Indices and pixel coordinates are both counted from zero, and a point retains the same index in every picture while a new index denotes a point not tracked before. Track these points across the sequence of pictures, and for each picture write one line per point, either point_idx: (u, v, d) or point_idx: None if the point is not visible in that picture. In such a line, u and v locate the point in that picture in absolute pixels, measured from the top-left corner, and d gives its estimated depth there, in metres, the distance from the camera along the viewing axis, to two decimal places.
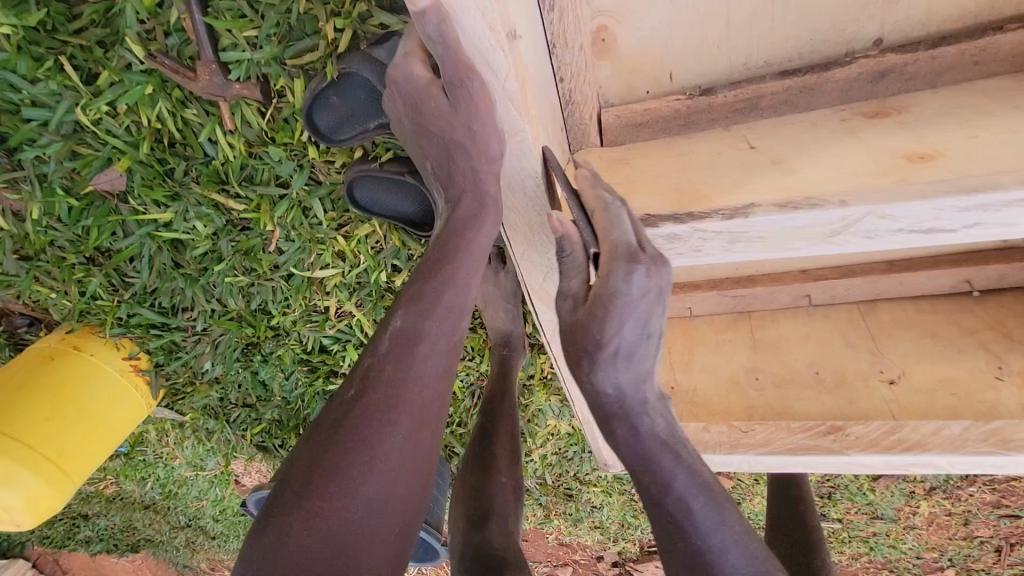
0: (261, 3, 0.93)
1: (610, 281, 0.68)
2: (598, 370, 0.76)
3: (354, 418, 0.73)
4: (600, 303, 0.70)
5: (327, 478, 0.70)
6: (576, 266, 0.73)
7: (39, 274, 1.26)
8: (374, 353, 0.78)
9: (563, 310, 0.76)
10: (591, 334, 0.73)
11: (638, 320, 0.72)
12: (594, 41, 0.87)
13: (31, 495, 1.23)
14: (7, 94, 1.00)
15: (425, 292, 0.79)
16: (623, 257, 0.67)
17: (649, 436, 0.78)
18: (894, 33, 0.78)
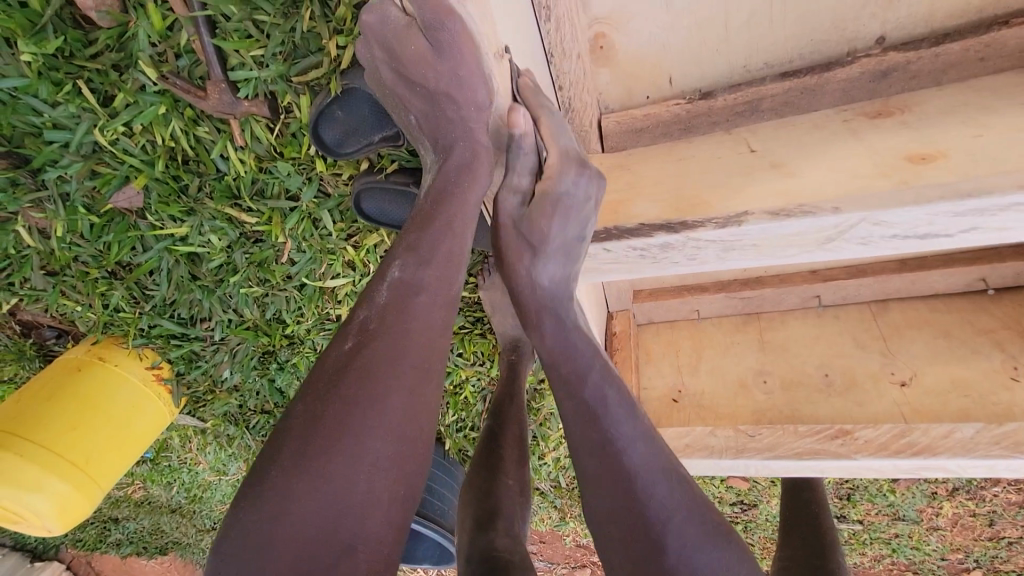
0: (266, 23, 0.95)
1: (559, 181, 0.69)
2: (537, 268, 0.73)
3: (348, 377, 0.57)
4: (549, 202, 0.70)
5: (315, 453, 0.53)
6: (527, 166, 0.72)
7: (65, 288, 1.31)
8: (370, 304, 0.62)
9: (509, 204, 0.73)
10: (534, 230, 0.71)
11: (579, 226, 0.72)
12: (593, 48, 0.88)
13: (60, 501, 1.28)
14: (30, 118, 1.05)
15: (427, 241, 0.65)
16: (573, 162, 0.70)
17: (600, 379, 0.72)
18: (896, 31, 0.77)
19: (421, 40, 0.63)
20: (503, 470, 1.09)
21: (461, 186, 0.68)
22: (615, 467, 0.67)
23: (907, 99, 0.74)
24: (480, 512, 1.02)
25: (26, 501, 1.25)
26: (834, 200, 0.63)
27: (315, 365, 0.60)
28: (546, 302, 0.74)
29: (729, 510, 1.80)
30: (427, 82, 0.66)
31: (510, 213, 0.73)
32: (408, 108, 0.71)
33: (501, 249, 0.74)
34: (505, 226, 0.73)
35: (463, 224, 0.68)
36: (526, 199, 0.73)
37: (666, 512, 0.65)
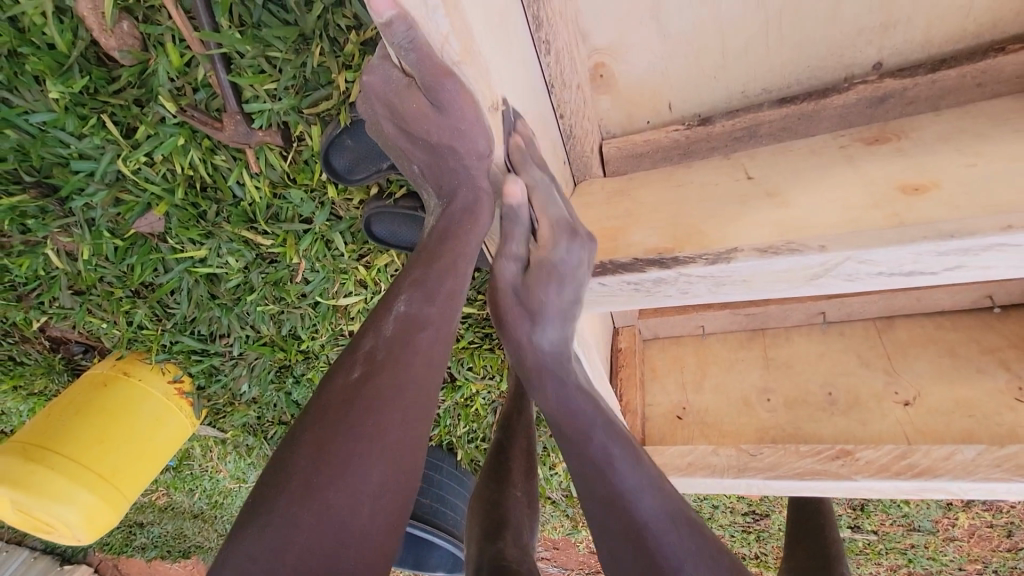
0: (278, 59, 0.99)
1: (556, 250, 0.69)
2: (536, 331, 0.73)
3: (356, 407, 0.58)
4: (548, 269, 0.70)
5: (320, 483, 0.53)
6: (523, 233, 0.71)
7: (91, 306, 1.37)
8: (377, 334, 0.64)
9: (507, 271, 0.71)
10: (534, 295, 0.71)
11: (575, 285, 0.72)
12: (593, 77, 0.90)
13: (88, 511, 1.33)
14: (58, 150, 1.10)
15: (433, 278, 0.68)
16: (565, 230, 0.70)
17: (603, 435, 0.74)
18: (893, 57, 0.78)
19: (421, 98, 0.65)
20: (511, 482, 1.12)
21: (464, 225, 0.70)
22: (626, 524, 0.69)
23: (905, 125, 0.75)
24: (489, 523, 1.04)
25: (55, 512, 1.30)
26: (823, 237, 0.63)
27: (319, 392, 0.60)
28: (546, 365, 0.74)
29: (741, 520, 1.79)
30: (429, 136, 0.68)
31: (509, 279, 0.71)
32: (412, 157, 0.74)
33: (496, 313, 0.73)
34: (502, 292, 0.72)
35: (464, 260, 0.71)
36: (524, 265, 0.73)
37: (679, 561, 0.66)
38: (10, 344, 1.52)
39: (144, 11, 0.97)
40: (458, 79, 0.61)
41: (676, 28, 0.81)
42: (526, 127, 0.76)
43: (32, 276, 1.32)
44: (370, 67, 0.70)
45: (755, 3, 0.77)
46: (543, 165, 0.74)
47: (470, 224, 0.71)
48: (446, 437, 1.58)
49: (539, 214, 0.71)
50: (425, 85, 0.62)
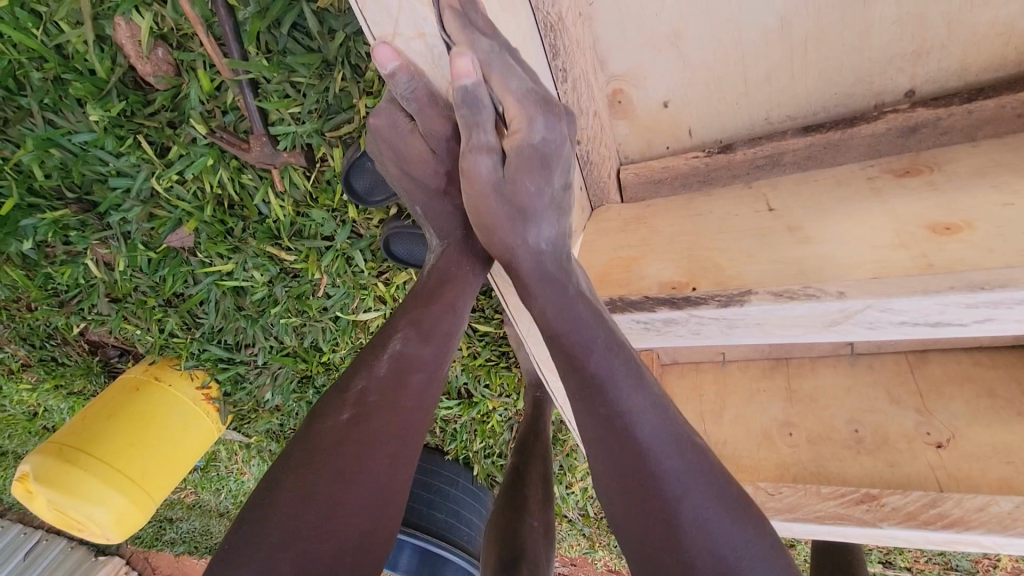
0: (302, 84, 1.02)
1: (532, 131, 0.63)
2: (527, 229, 0.70)
3: (344, 449, 0.58)
4: (528, 155, 0.64)
5: (308, 530, 0.53)
6: (489, 121, 0.61)
7: (126, 313, 1.43)
8: (369, 375, 0.65)
9: (480, 167, 0.64)
10: (517, 188, 0.67)
11: (562, 171, 0.68)
12: (611, 103, 0.89)
13: (119, 512, 1.37)
14: (98, 168, 1.16)
15: (428, 320, 0.72)
16: (538, 104, 0.62)
17: (603, 355, 0.68)
18: (926, 85, 0.74)
19: (422, 143, 0.71)
20: (528, 511, 1.09)
21: (461, 263, 0.77)
22: (628, 446, 0.64)
23: (938, 156, 0.71)
24: (506, 555, 1.00)
25: (89, 512, 1.35)
26: (842, 283, 0.61)
27: (306, 431, 0.60)
28: (541, 266, 0.71)
29: None
30: (433, 178, 0.75)
31: (487, 176, 0.65)
32: (414, 199, 0.79)
33: (483, 222, 0.70)
34: (480, 192, 0.66)
35: (462, 296, 0.76)
36: (500, 156, 0.65)
37: (681, 487, 0.61)
38: (52, 346, 1.60)
39: (178, 39, 1.01)
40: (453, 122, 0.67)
41: (696, 55, 0.80)
42: (482, 98, 0.65)
43: (73, 284, 1.39)
44: (377, 109, 0.72)
45: (778, 29, 0.75)
46: (511, 128, 0.65)
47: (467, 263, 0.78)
48: (463, 452, 1.58)
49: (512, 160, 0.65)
50: (427, 129, 0.68)
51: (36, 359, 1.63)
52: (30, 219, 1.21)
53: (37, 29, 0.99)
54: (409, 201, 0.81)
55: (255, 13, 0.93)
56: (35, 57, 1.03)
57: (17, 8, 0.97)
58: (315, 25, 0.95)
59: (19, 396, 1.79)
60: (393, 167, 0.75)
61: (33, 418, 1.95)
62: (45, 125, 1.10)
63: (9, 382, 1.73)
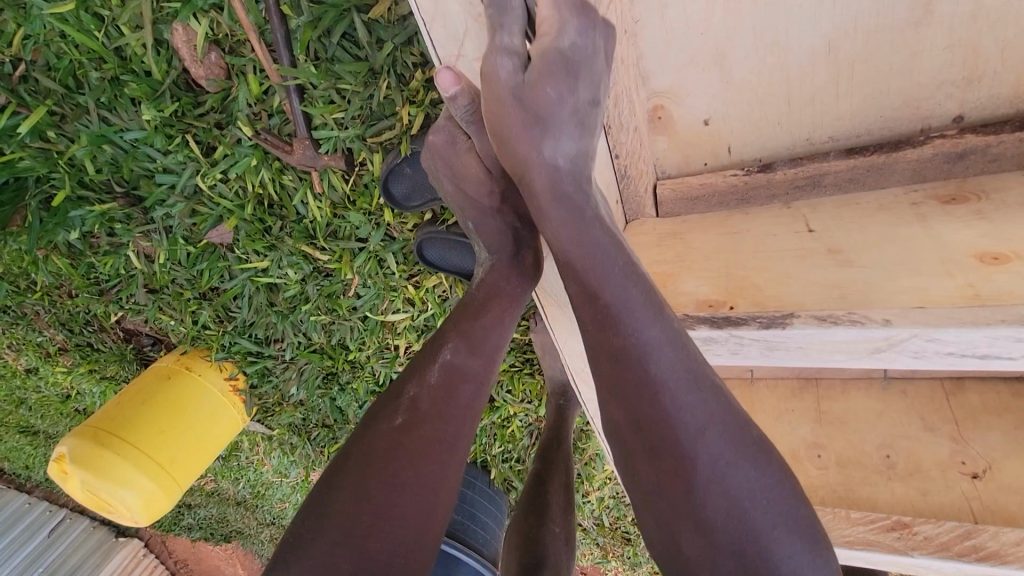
0: (347, 91, 1.05)
1: (561, 35, 0.62)
2: (546, 140, 0.66)
3: (397, 452, 0.61)
4: (552, 61, 0.63)
5: (362, 532, 0.56)
6: (516, 23, 0.62)
7: (163, 304, 1.47)
8: (421, 382, 0.67)
9: (502, 67, 0.62)
10: (540, 93, 0.63)
11: (590, 84, 0.65)
12: (651, 119, 0.90)
13: (148, 497, 1.40)
14: (146, 164, 1.20)
15: (478, 331, 0.74)
16: (572, 6, 0.63)
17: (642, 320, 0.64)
18: (976, 111, 0.73)
19: (477, 162, 0.77)
20: (549, 517, 1.10)
21: (511, 279, 0.79)
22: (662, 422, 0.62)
23: (985, 183, 0.71)
24: (527, 559, 1.02)
25: (119, 496, 1.38)
26: (887, 311, 0.60)
27: (363, 434, 0.63)
28: (561, 186, 0.67)
29: None
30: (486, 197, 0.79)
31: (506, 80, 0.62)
32: (465, 216, 0.82)
33: (500, 132, 0.65)
34: (501, 98, 0.62)
35: (509, 312, 0.78)
36: (522, 63, 0.64)
37: (720, 468, 0.60)
38: (89, 332, 1.65)
39: (231, 44, 1.05)
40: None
41: (739, 75, 0.81)
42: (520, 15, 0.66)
43: (114, 274, 1.44)
44: (433, 127, 0.77)
45: (825, 52, 0.75)
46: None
47: (516, 283, 0.79)
48: (481, 456, 1.60)
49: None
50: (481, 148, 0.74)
51: (73, 343, 1.69)
52: (79, 211, 1.26)
53: (99, 32, 1.04)
54: (461, 215, 0.83)
55: (308, 23, 0.98)
56: (94, 58, 1.08)
57: (82, 11, 1.02)
58: (364, 35, 0.98)
59: (54, 378, 1.85)
60: (450, 186, 0.79)
61: (67, 400, 2.01)
62: (99, 122, 1.15)
63: (47, 364, 1.79)
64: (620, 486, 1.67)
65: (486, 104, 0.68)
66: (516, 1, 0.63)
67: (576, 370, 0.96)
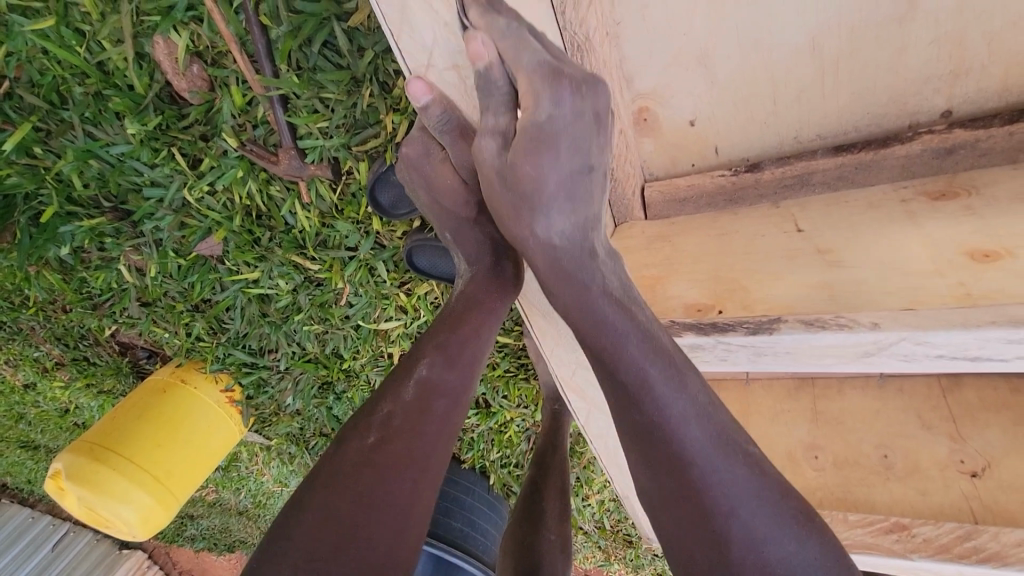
0: (331, 99, 1.04)
1: (538, 110, 0.56)
2: (538, 219, 0.64)
3: (368, 471, 0.60)
4: (529, 138, 0.58)
5: (329, 554, 0.54)
6: (501, 100, 0.61)
7: (156, 317, 1.46)
8: (395, 398, 0.67)
9: (485, 150, 0.63)
10: (520, 171, 0.60)
11: (579, 153, 0.59)
12: (637, 120, 0.89)
13: (144, 511, 1.39)
14: (133, 178, 1.19)
15: (454, 344, 0.73)
16: (547, 76, 0.56)
17: (638, 353, 0.63)
18: (965, 105, 0.72)
19: (452, 173, 0.76)
20: (544, 524, 1.09)
21: (489, 290, 0.78)
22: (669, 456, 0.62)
23: (976, 178, 0.69)
24: (522, 565, 1.01)
25: (116, 511, 1.37)
26: (876, 314, 0.59)
27: (333, 453, 0.62)
28: (558, 263, 0.66)
29: None
30: (463, 208, 0.78)
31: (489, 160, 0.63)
32: (443, 225, 0.81)
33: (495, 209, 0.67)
34: (490, 181, 0.64)
35: (487, 324, 0.77)
36: (505, 138, 0.62)
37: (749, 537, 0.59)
38: (85, 346, 1.65)
39: (213, 56, 1.05)
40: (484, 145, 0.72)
41: (723, 74, 0.80)
42: None
43: (106, 289, 1.43)
44: (407, 139, 0.77)
45: (809, 50, 0.74)
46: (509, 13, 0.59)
47: (493, 295, 0.79)
48: (479, 462, 1.58)
49: (515, 71, 0.57)
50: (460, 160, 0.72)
51: (70, 358, 1.68)
52: (69, 227, 1.25)
53: (81, 47, 1.03)
54: (439, 227, 0.83)
55: (288, 32, 0.97)
56: (77, 73, 1.07)
57: (63, 26, 1.01)
58: (344, 43, 0.97)
59: (52, 393, 1.85)
60: (424, 197, 0.78)
61: (65, 414, 2.01)
62: (84, 137, 1.14)
63: (44, 379, 1.78)
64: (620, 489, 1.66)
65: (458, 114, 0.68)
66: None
67: (564, 378, 0.96)
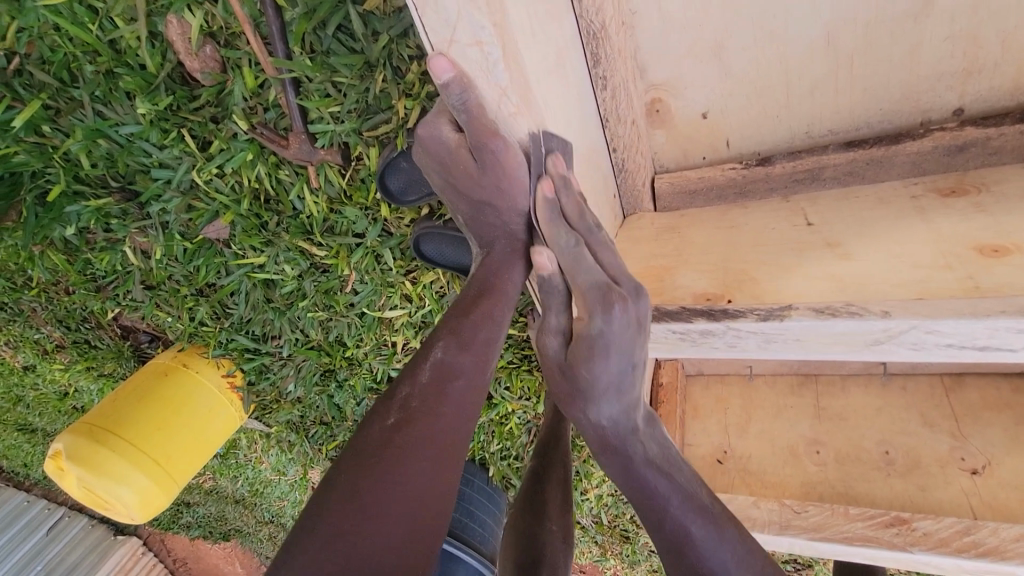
0: (343, 84, 1.05)
1: (590, 322, 0.68)
2: (589, 406, 0.75)
3: (388, 452, 0.61)
4: (586, 345, 0.69)
5: (355, 526, 0.55)
6: (560, 302, 0.73)
7: (160, 300, 1.47)
8: (413, 382, 0.68)
9: (549, 348, 0.74)
10: (578, 372, 0.72)
11: (623, 355, 0.69)
12: (649, 111, 0.89)
13: (144, 493, 1.39)
14: (141, 159, 1.19)
15: (466, 328, 0.74)
16: (599, 301, 0.66)
17: (682, 512, 0.74)
18: (977, 103, 0.73)
19: (468, 157, 0.72)
20: (547, 515, 1.09)
21: (499, 274, 0.79)
22: None
23: (984, 177, 0.70)
24: None
25: (116, 492, 1.37)
26: (886, 302, 0.59)
27: (356, 438, 0.63)
28: (608, 440, 0.76)
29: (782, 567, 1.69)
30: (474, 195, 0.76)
31: (553, 355, 0.74)
32: (456, 209, 0.81)
33: (553, 389, 0.78)
34: (551, 371, 0.76)
35: (499, 306, 0.78)
36: (567, 338, 0.74)
37: None
38: (86, 329, 1.65)
39: (226, 37, 1.05)
40: (504, 137, 0.66)
41: (739, 66, 0.80)
42: (559, 164, 0.73)
43: (111, 271, 1.44)
44: (423, 120, 0.73)
45: (825, 45, 0.75)
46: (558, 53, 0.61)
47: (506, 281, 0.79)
48: (479, 453, 1.59)
49: (572, 283, 0.69)
50: (475, 145, 0.67)
51: (71, 340, 1.68)
52: (75, 206, 1.26)
53: (93, 25, 1.04)
54: (453, 208, 0.82)
55: (303, 14, 0.96)
56: (89, 51, 1.08)
57: (76, 3, 1.02)
58: (359, 27, 0.97)
59: (52, 375, 1.84)
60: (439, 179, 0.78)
61: (64, 397, 2.00)
62: (94, 116, 1.14)
63: (44, 361, 1.79)
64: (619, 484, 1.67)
65: (479, 96, 0.64)
66: (550, 173, 0.72)
67: None
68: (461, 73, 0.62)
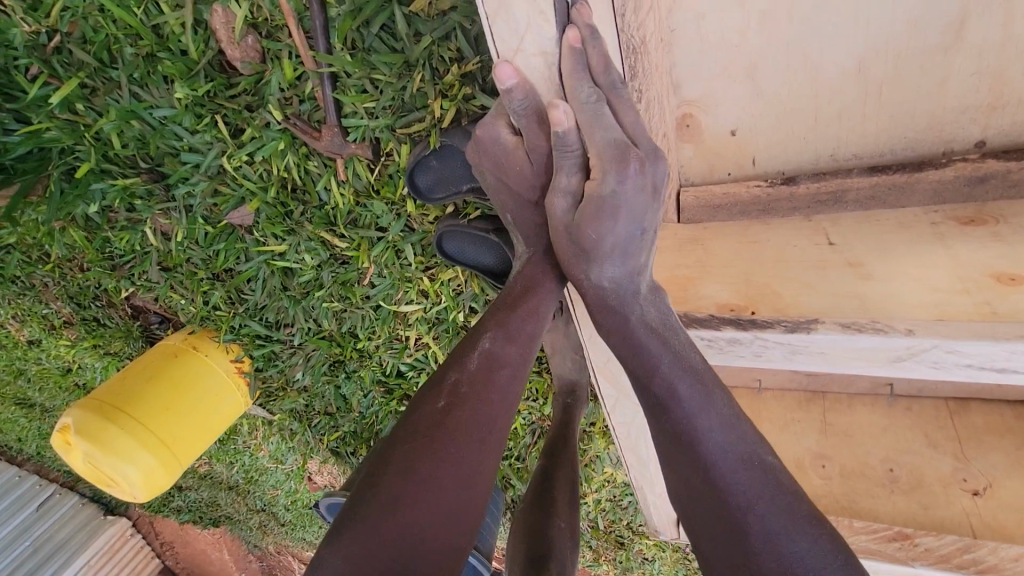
0: (381, 81, 1.07)
1: (603, 183, 0.73)
2: (594, 267, 0.80)
3: (439, 432, 0.65)
4: (597, 204, 0.74)
5: (410, 500, 0.60)
6: (573, 164, 0.75)
7: (175, 282, 1.48)
8: (462, 368, 0.72)
9: (559, 208, 0.78)
10: (586, 232, 0.77)
11: (633, 220, 0.76)
12: (679, 126, 0.92)
13: (148, 472, 1.40)
14: (172, 141, 1.21)
15: (514, 322, 0.79)
16: (613, 160, 0.71)
17: (691, 399, 0.72)
18: (999, 136, 0.76)
19: (522, 157, 0.81)
20: (555, 512, 1.11)
21: (545, 273, 0.86)
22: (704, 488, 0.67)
23: (1004, 209, 0.75)
24: (532, 552, 1.03)
25: (120, 470, 1.38)
26: (909, 321, 0.62)
27: (408, 415, 0.68)
28: (608, 301, 0.80)
29: None
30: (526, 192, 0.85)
31: (560, 215, 0.78)
32: (505, 208, 0.89)
33: (559, 251, 0.83)
34: (558, 229, 0.80)
35: (544, 303, 0.83)
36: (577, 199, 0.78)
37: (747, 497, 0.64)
38: (97, 307, 1.66)
39: (269, 28, 1.07)
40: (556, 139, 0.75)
41: (772, 88, 0.82)
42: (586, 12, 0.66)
43: (129, 250, 1.45)
44: (483, 123, 0.82)
45: (856, 73, 0.77)
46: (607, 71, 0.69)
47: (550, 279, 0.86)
48: None
49: (588, 143, 0.72)
50: (531, 145, 0.77)
51: (80, 317, 1.69)
52: (102, 184, 1.27)
53: (138, 8, 1.07)
54: (503, 208, 0.90)
55: (348, 12, 1.00)
56: (131, 34, 1.10)
57: None
58: (403, 26, 0.99)
59: (57, 351, 1.85)
60: (494, 180, 0.86)
61: (66, 373, 2.01)
62: (130, 97, 1.16)
63: (50, 337, 1.79)
64: (617, 489, 1.69)
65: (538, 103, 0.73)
66: (576, 24, 0.66)
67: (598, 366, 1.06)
68: (524, 81, 0.70)
